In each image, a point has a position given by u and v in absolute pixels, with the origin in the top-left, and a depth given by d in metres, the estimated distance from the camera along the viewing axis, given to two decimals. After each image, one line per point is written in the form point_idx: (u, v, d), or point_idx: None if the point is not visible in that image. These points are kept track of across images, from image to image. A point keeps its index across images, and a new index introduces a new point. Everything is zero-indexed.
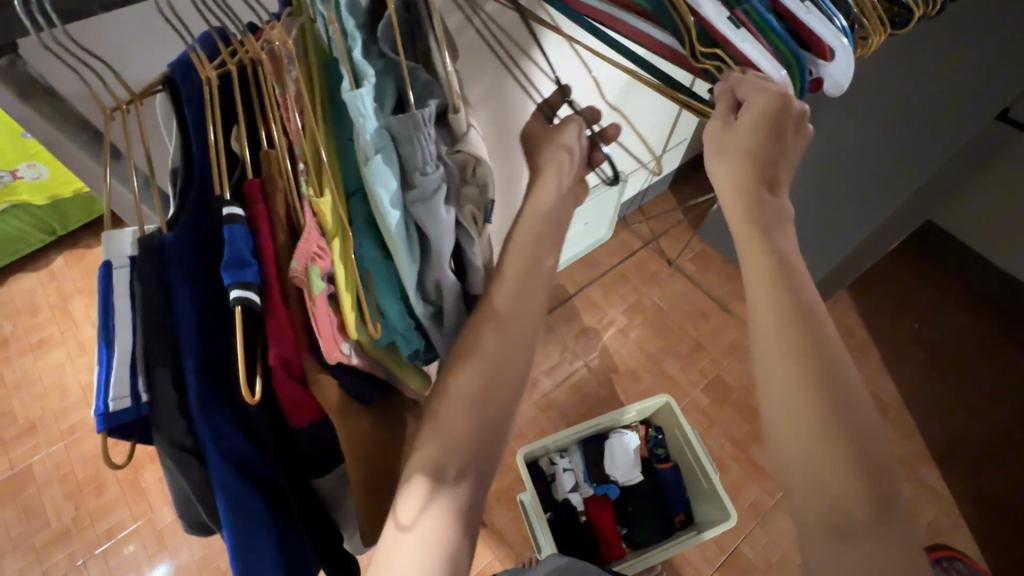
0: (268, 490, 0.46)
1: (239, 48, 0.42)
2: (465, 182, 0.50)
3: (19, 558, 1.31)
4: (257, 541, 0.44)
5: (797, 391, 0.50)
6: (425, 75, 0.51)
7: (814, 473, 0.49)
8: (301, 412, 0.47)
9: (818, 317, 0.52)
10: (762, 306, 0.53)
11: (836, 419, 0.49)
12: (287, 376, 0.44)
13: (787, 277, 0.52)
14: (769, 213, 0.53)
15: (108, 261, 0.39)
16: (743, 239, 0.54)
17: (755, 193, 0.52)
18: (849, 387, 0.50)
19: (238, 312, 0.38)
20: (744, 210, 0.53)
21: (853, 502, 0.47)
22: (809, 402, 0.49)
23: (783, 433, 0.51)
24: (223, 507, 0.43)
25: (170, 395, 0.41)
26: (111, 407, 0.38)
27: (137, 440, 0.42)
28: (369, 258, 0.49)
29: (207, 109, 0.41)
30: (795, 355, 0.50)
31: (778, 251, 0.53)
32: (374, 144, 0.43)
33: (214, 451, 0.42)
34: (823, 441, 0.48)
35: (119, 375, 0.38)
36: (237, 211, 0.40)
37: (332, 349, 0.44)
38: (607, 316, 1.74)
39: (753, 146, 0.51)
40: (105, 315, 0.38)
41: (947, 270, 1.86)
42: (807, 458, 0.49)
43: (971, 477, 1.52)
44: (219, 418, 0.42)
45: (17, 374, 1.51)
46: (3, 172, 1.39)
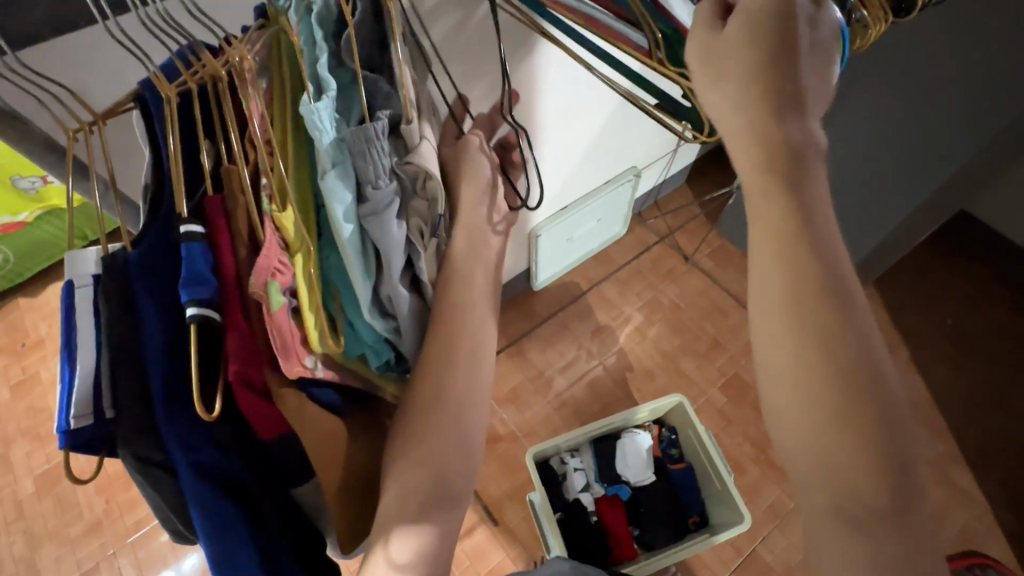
0: (245, 500, 0.47)
1: (198, 66, 0.43)
2: (415, 196, 0.54)
3: (56, 547, 1.37)
4: (234, 559, 0.45)
5: (810, 361, 0.42)
6: (384, 87, 0.52)
7: (826, 455, 0.43)
8: (267, 423, 0.47)
9: (838, 273, 0.43)
10: (770, 287, 0.43)
11: (856, 389, 0.41)
12: (251, 391, 0.45)
13: (841, 267, 0.43)
14: (791, 151, 0.41)
15: (70, 281, 0.40)
16: (757, 209, 0.44)
17: (765, 116, 0.40)
18: (873, 352, 0.43)
19: (193, 328, 0.40)
20: (753, 147, 0.42)
21: (868, 484, 0.42)
22: (823, 375, 0.42)
23: (781, 402, 0.45)
24: (198, 518, 0.44)
25: (135, 411, 0.42)
26: (72, 424, 0.39)
27: (105, 454, 0.43)
28: (334, 270, 0.52)
29: (168, 125, 0.41)
30: (806, 320, 0.42)
31: (810, 228, 0.43)
32: (330, 159, 0.46)
33: (184, 463, 0.43)
34: (844, 424, 0.42)
35: (80, 393, 0.40)
36: (195, 228, 0.41)
37: (292, 363, 0.46)
38: (622, 313, 1.71)
39: (757, 65, 0.39)
40: (68, 333, 0.40)
41: (982, 261, 1.77)
42: (818, 436, 0.43)
43: (1008, 480, 1.45)
44: (189, 430, 0.43)
45: (53, 372, 1.58)
46: (34, 178, 1.46)
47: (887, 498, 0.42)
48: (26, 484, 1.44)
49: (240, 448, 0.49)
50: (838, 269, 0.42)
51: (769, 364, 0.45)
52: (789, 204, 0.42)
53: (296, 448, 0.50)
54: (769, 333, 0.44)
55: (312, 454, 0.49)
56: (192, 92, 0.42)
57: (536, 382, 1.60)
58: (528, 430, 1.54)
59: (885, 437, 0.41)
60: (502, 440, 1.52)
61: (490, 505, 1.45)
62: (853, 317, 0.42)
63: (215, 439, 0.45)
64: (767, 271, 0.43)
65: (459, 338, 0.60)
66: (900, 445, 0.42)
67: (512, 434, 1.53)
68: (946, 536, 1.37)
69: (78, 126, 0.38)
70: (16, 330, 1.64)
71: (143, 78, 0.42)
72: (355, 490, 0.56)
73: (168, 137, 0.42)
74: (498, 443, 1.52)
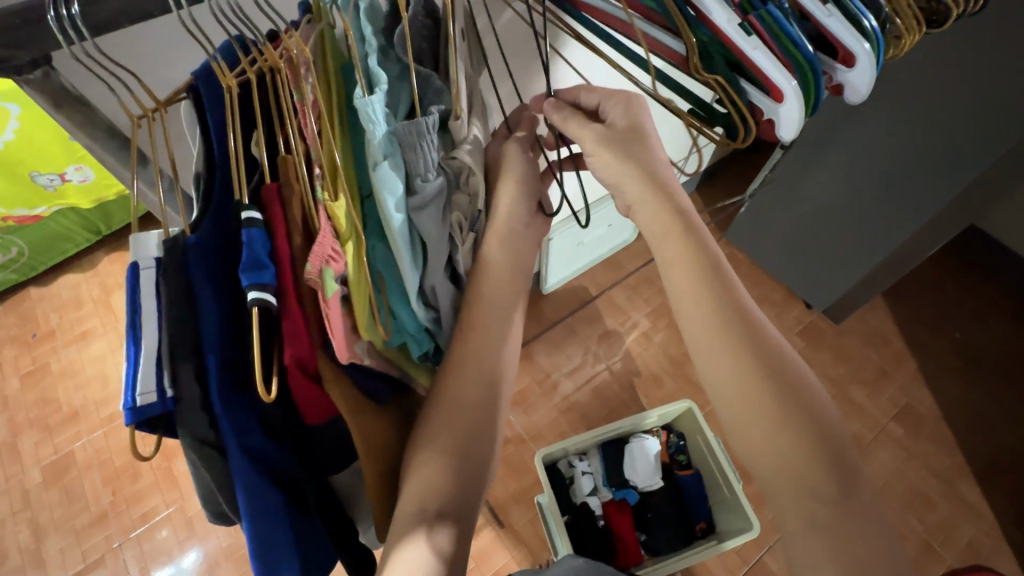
0: (288, 487, 0.50)
1: (257, 57, 0.46)
2: (458, 191, 0.57)
3: (62, 537, 1.38)
4: (276, 539, 0.47)
5: (740, 367, 0.56)
6: (436, 84, 0.54)
7: (772, 448, 0.55)
8: (314, 408, 0.51)
9: (747, 309, 0.58)
10: (703, 318, 0.58)
11: (779, 387, 0.55)
12: (302, 374, 0.48)
13: (742, 296, 0.59)
14: (678, 200, 0.59)
15: (135, 262, 0.41)
16: (667, 250, 0.60)
17: (664, 176, 0.59)
18: (790, 358, 0.57)
19: (253, 313, 0.41)
20: (657, 209, 0.59)
21: (810, 469, 0.53)
22: (759, 385, 0.55)
23: (735, 412, 0.57)
24: (244, 500, 0.46)
25: (193, 391, 0.43)
26: (138, 401, 0.40)
27: (162, 433, 0.44)
28: (381, 260, 0.53)
29: (229, 114, 0.43)
30: (737, 345, 0.57)
31: (717, 265, 0.58)
32: (382, 150, 0.48)
33: (236, 445, 0.45)
34: (782, 423, 0.54)
35: (145, 371, 0.40)
36: (254, 215, 0.42)
37: (343, 349, 0.47)
38: (630, 318, 1.72)
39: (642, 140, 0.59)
40: (133, 314, 0.40)
41: (989, 275, 1.79)
42: (761, 435, 0.55)
43: (1014, 494, 1.45)
44: (241, 416, 0.45)
45: (62, 363, 1.59)
46: (53, 175, 1.43)
47: (831, 481, 0.53)
48: (33, 474, 1.45)
49: (284, 434, 0.50)
50: (744, 302, 0.58)
51: (714, 376, 0.59)
52: (695, 244, 0.58)
53: (338, 430, 0.54)
54: (712, 353, 0.58)
55: (360, 437, 0.51)
56: (250, 82, 0.44)
57: (543, 385, 1.61)
58: (535, 432, 1.54)
59: (815, 431, 0.54)
60: (509, 442, 1.53)
61: (496, 507, 1.45)
62: (769, 340, 0.57)
63: (261, 424, 0.47)
64: (693, 304, 0.59)
65: (491, 332, 0.61)
66: (829, 436, 0.54)
67: (519, 436, 1.54)
68: (953, 549, 1.37)
69: (143, 112, 0.39)
70: (27, 320, 1.65)
71: (202, 67, 0.43)
72: (387, 483, 0.56)
73: (225, 126, 0.44)
74: (505, 444, 1.53)
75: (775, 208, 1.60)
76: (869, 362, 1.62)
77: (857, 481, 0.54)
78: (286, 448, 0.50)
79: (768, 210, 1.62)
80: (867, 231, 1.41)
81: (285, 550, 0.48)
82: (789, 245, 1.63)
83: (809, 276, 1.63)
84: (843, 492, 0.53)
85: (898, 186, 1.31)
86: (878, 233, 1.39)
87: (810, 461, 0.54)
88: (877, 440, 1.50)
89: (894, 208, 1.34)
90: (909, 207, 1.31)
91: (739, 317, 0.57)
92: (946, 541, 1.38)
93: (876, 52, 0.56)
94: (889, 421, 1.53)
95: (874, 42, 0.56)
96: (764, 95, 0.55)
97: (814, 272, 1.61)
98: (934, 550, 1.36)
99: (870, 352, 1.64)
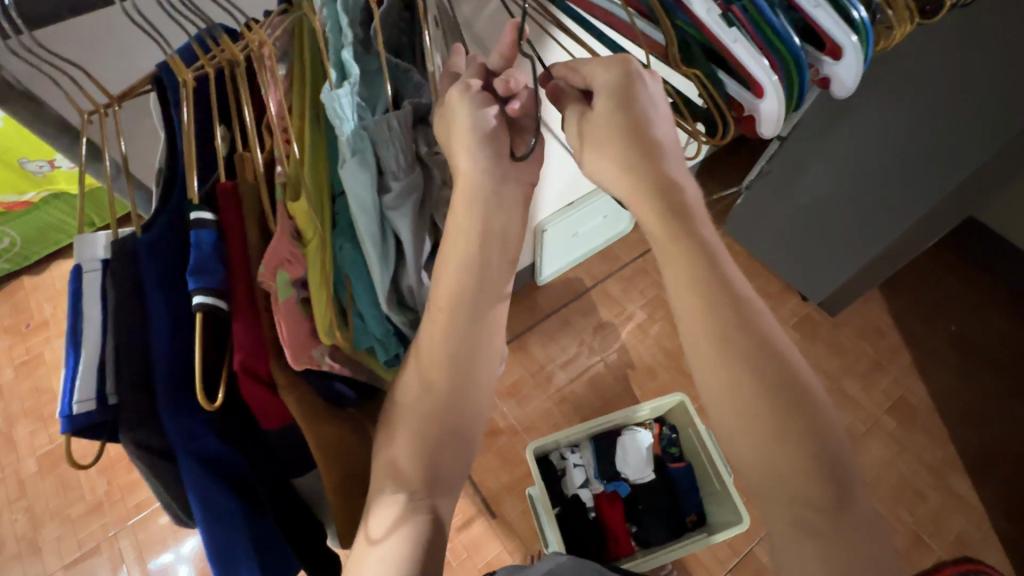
0: (243, 491, 0.50)
1: (218, 51, 0.45)
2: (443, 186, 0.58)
3: (57, 526, 1.38)
4: (229, 543, 0.48)
5: (732, 372, 0.53)
6: (416, 78, 0.53)
7: (762, 458, 0.52)
8: (272, 415, 0.51)
9: (752, 313, 0.54)
10: (695, 315, 0.55)
11: (780, 394, 0.52)
12: (253, 379, 0.47)
13: (747, 301, 0.55)
14: (678, 199, 0.55)
15: (79, 265, 0.42)
16: (660, 239, 0.56)
17: (651, 172, 0.55)
18: (793, 364, 0.53)
19: (199, 315, 0.42)
20: (649, 204, 0.56)
21: (801, 483, 0.51)
22: (756, 400, 0.52)
23: (730, 419, 0.54)
24: (196, 507, 0.46)
25: (136, 395, 0.43)
26: (75, 410, 0.41)
27: (106, 439, 0.45)
28: (348, 259, 0.52)
29: (185, 109, 0.43)
30: (734, 349, 0.53)
31: (715, 261, 0.55)
32: (351, 147, 0.47)
33: (183, 451, 0.45)
34: (775, 438, 0.51)
35: (84, 377, 0.41)
36: (205, 215, 0.44)
37: (297, 355, 0.48)
38: (625, 310, 1.71)
39: (625, 129, 0.55)
40: (74, 318, 0.42)
41: (990, 269, 1.76)
42: (755, 446, 0.52)
43: (1006, 486, 1.45)
44: (190, 421, 0.45)
45: (57, 353, 1.59)
46: (42, 162, 1.40)
47: (825, 492, 0.50)
48: (28, 463, 1.45)
49: (238, 438, 0.50)
50: (746, 302, 0.54)
51: (710, 379, 0.55)
52: (692, 241, 0.55)
53: (294, 439, 0.54)
54: (705, 355, 0.54)
55: (318, 444, 0.50)
56: (209, 77, 0.44)
57: (537, 376, 1.60)
58: (528, 424, 1.54)
59: (813, 446, 0.51)
60: (502, 434, 1.53)
61: (488, 497, 1.45)
62: (776, 351, 0.53)
63: (214, 430, 0.47)
64: (691, 302, 0.55)
65: (474, 347, 0.57)
66: (830, 450, 0.51)
67: (512, 428, 1.53)
68: (943, 541, 1.37)
69: (92, 108, 0.40)
70: (21, 309, 1.64)
71: (160, 62, 0.44)
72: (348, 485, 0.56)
73: (184, 122, 0.44)
74: (498, 436, 1.53)
75: (773, 199, 1.58)
76: (864, 355, 1.61)
77: (853, 494, 0.51)
78: (242, 453, 0.50)
79: (767, 201, 1.60)
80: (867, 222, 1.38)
81: (240, 554, 0.49)
82: (786, 237, 1.60)
83: (807, 268, 1.60)
84: (839, 507, 0.50)
85: (898, 177, 1.28)
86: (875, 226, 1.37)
87: (809, 472, 0.50)
88: (870, 434, 1.50)
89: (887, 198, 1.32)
90: (902, 201, 1.30)
91: (737, 316, 0.54)
92: (936, 533, 1.38)
93: (864, 45, 0.55)
94: (883, 414, 1.52)
95: (863, 34, 0.55)
96: (745, 91, 0.53)
97: (810, 265, 1.59)
98: (925, 543, 1.36)
99: (865, 344, 1.63)
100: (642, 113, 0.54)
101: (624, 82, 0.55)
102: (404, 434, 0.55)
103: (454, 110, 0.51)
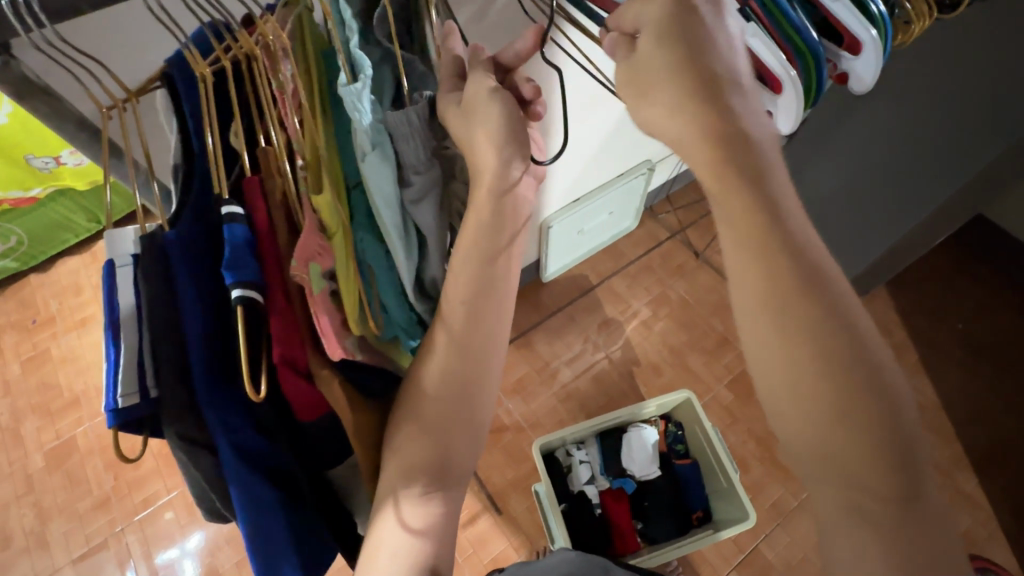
0: (282, 481, 0.50)
1: (231, 44, 0.45)
2: (454, 179, 0.58)
3: (64, 522, 1.39)
4: (271, 533, 0.48)
5: (799, 353, 0.45)
6: (420, 68, 0.53)
7: (826, 451, 0.45)
8: (308, 406, 0.51)
9: (827, 284, 0.46)
10: (753, 288, 0.47)
11: (851, 378, 0.44)
12: (293, 373, 0.48)
13: (822, 268, 0.46)
14: (749, 153, 0.46)
15: (111, 260, 0.43)
16: (718, 204, 0.48)
17: (711, 121, 0.45)
18: (868, 344, 0.45)
19: (239, 310, 0.41)
20: (707, 160, 0.46)
21: (873, 479, 0.44)
22: (818, 376, 0.45)
23: (794, 409, 0.46)
24: (240, 497, 0.46)
25: (175, 390, 0.43)
26: (120, 404, 0.41)
27: (149, 433, 0.45)
28: (370, 252, 0.52)
29: (204, 103, 0.43)
30: (799, 328, 0.45)
31: (785, 226, 0.46)
32: (371, 140, 0.46)
33: (225, 442, 0.45)
34: (840, 428, 0.44)
35: (126, 372, 0.41)
36: (235, 210, 0.43)
37: (333, 345, 0.48)
38: (630, 307, 1.70)
39: (676, 70, 0.45)
40: (111, 312, 0.42)
41: (997, 266, 1.75)
42: (821, 437, 0.45)
43: (1012, 483, 1.44)
44: (230, 413, 0.45)
45: (63, 348, 1.59)
46: (48, 159, 1.40)
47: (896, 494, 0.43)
48: (36, 459, 1.45)
49: (277, 431, 0.50)
50: (820, 270, 0.46)
51: (767, 363, 0.48)
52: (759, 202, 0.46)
53: (330, 427, 0.55)
54: (759, 335, 0.47)
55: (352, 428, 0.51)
56: (226, 70, 0.44)
57: (542, 373, 1.60)
58: (534, 421, 1.54)
59: (879, 431, 0.44)
60: (508, 431, 1.53)
61: (494, 494, 1.45)
62: (852, 328, 0.45)
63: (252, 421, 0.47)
64: (749, 275, 0.47)
65: (486, 337, 0.57)
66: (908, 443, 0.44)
67: (518, 424, 1.53)
68: None
69: (111, 103, 0.40)
70: (27, 305, 1.64)
71: (175, 54, 0.43)
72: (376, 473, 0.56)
73: (202, 116, 0.44)
74: (504, 433, 1.53)
75: None
76: None
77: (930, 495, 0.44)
78: (280, 444, 0.50)
79: None
80: None
81: (281, 544, 0.49)
82: None
83: None
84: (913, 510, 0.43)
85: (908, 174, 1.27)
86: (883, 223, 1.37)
87: (878, 469, 0.43)
88: None
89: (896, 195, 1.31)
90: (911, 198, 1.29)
91: (807, 289, 0.45)
92: None
93: (883, 39, 0.54)
94: None
95: (881, 27, 0.54)
96: (762, 86, 0.53)
97: None
98: None
99: None
100: (703, 46, 0.45)
101: (674, 13, 0.45)
102: (413, 419, 0.55)
103: (479, 103, 0.49)
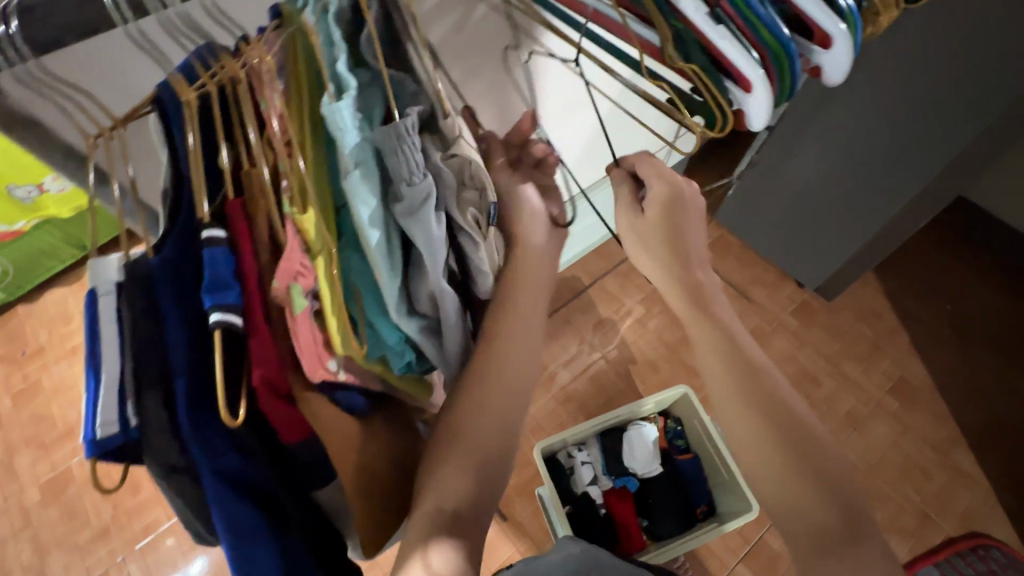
0: (267, 506, 0.50)
1: (218, 70, 0.46)
2: (465, 186, 0.56)
3: (63, 555, 1.37)
4: (257, 557, 0.48)
5: (738, 391, 0.65)
6: (411, 86, 0.55)
7: (767, 460, 0.63)
8: (290, 429, 0.51)
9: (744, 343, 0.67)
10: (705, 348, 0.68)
11: (771, 408, 0.63)
12: (273, 395, 0.48)
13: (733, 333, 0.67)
14: (696, 283, 0.68)
15: (93, 289, 0.42)
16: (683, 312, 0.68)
17: (674, 270, 0.67)
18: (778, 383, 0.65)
19: (216, 333, 0.43)
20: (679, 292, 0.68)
21: (800, 481, 0.61)
22: (752, 407, 0.64)
23: (744, 430, 0.65)
24: (222, 522, 0.47)
25: (160, 415, 0.45)
26: (98, 434, 0.41)
27: (128, 463, 0.45)
28: (357, 271, 0.53)
29: (188, 127, 0.43)
30: (735, 372, 0.65)
31: (712, 314, 0.67)
32: (354, 158, 0.47)
33: (208, 469, 0.46)
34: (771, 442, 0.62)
35: (105, 402, 0.42)
36: (216, 234, 0.44)
37: (314, 366, 0.49)
38: (624, 306, 1.71)
39: (665, 238, 0.66)
40: (93, 342, 0.42)
41: (982, 248, 1.78)
42: (758, 450, 0.63)
43: (1008, 460, 1.46)
44: (211, 439, 0.46)
45: (55, 379, 1.57)
46: (31, 187, 1.37)
47: (820, 489, 0.60)
48: (31, 492, 1.43)
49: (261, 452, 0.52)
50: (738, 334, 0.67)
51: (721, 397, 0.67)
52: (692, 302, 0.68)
53: (314, 449, 0.55)
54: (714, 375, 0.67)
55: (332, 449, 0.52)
56: (211, 94, 0.44)
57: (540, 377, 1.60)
58: (534, 425, 1.54)
59: (801, 445, 0.62)
60: None
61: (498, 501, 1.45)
62: (767, 375, 0.65)
63: (236, 447, 0.48)
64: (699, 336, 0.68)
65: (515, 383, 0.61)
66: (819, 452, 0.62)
67: None
68: (950, 519, 1.38)
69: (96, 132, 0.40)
70: (16, 337, 1.62)
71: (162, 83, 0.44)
72: (371, 492, 0.56)
73: (189, 141, 0.44)
74: None
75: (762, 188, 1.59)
76: (863, 339, 1.63)
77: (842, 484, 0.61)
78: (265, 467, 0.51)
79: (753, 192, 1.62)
80: (858, 207, 1.41)
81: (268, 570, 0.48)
82: (778, 223, 1.62)
83: (805, 255, 1.61)
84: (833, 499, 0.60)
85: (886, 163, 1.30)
86: (867, 211, 1.39)
87: (804, 470, 0.61)
88: (873, 416, 1.51)
89: (879, 183, 1.34)
90: (894, 183, 1.31)
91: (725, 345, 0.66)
92: (943, 509, 1.39)
93: (853, 32, 0.56)
94: (885, 396, 1.54)
95: (851, 22, 0.56)
96: (733, 84, 0.54)
97: (804, 252, 1.61)
98: (933, 520, 1.38)
99: (863, 328, 1.64)
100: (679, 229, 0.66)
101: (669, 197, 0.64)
102: (464, 443, 0.58)
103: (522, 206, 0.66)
